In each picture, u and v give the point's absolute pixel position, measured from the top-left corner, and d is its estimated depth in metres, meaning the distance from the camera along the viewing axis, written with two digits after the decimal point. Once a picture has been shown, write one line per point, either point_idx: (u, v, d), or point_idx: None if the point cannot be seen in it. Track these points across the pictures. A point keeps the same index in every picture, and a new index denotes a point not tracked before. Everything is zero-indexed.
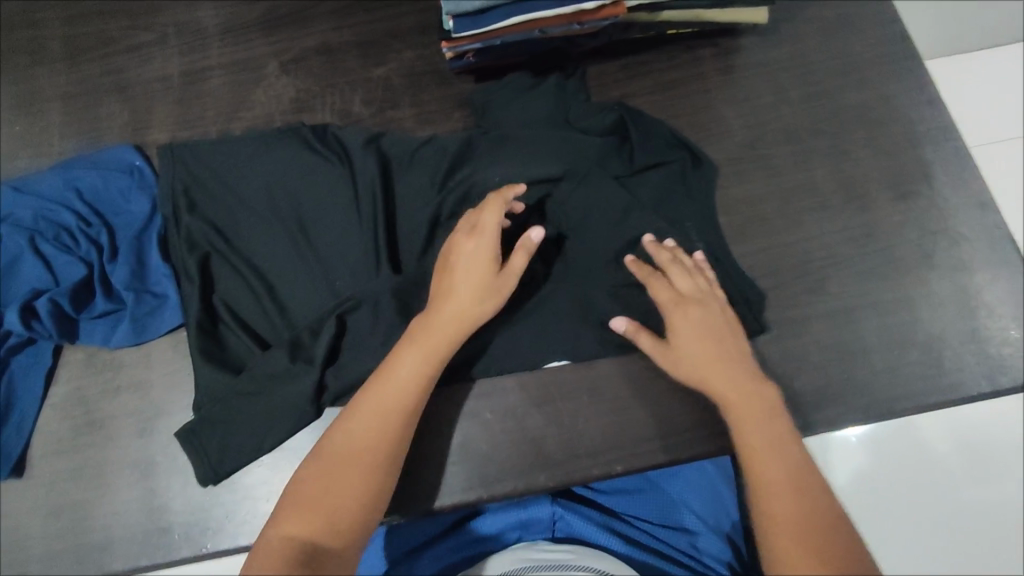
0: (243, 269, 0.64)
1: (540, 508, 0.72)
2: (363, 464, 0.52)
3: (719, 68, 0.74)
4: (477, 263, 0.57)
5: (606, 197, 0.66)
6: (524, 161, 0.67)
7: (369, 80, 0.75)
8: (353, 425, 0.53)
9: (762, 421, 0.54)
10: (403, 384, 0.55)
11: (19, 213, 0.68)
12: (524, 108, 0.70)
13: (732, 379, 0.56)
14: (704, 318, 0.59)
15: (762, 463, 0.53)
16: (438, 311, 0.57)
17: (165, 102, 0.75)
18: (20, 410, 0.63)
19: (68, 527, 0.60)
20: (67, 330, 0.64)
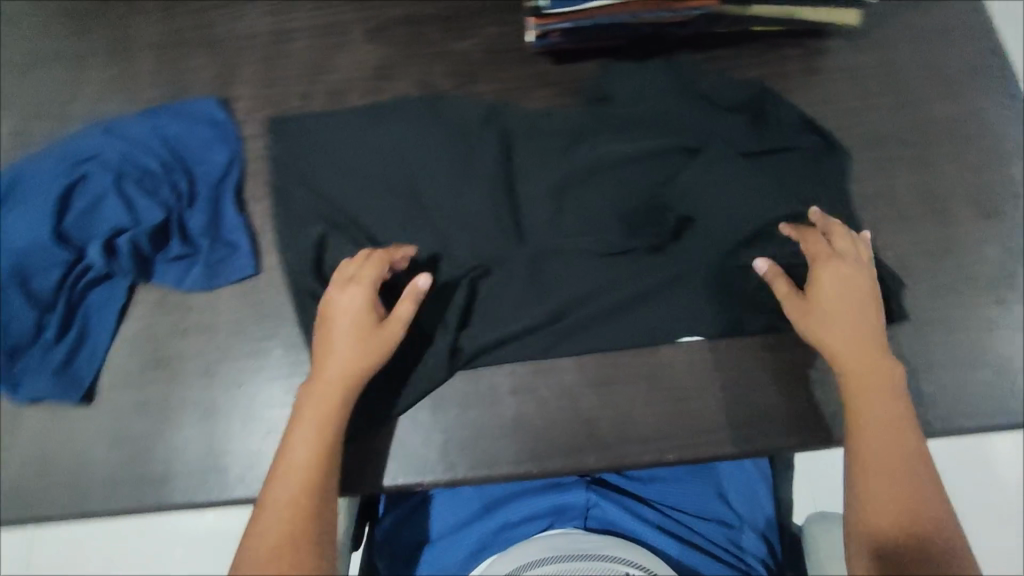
0: (356, 224, 0.68)
1: (574, 494, 0.73)
2: (296, 516, 0.51)
3: (805, 67, 0.73)
4: (353, 321, 0.58)
5: (739, 172, 0.66)
6: (648, 140, 0.68)
7: (450, 53, 0.76)
8: (279, 485, 0.52)
9: (885, 395, 0.54)
10: (315, 434, 0.54)
11: (104, 154, 0.70)
12: (646, 86, 0.71)
13: (867, 347, 0.56)
14: (848, 280, 0.58)
15: (876, 438, 0.52)
16: (325, 364, 0.57)
17: (251, 59, 0.77)
18: (92, 341, 0.65)
19: (130, 457, 0.62)
20: (143, 269, 0.66)
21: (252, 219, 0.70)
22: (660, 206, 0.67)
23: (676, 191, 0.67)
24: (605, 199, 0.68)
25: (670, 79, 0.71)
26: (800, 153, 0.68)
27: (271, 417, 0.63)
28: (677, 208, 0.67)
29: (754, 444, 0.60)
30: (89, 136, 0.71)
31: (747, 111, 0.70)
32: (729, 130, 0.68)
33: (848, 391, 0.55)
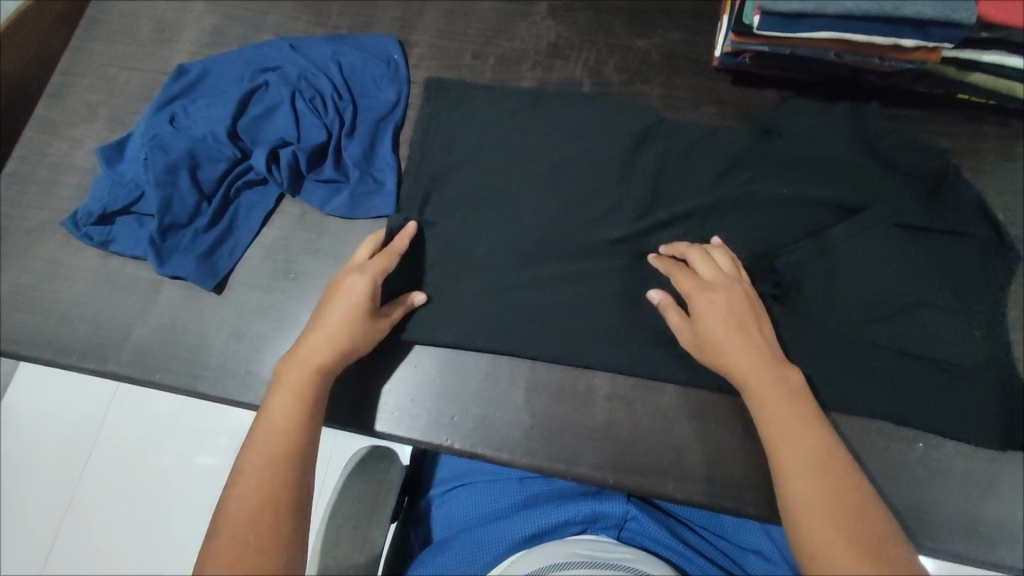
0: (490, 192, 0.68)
1: (613, 503, 0.69)
2: (269, 470, 0.47)
3: (1003, 152, 0.67)
4: (352, 298, 0.57)
5: (890, 246, 0.61)
6: (807, 187, 0.64)
7: (628, 48, 0.75)
8: (253, 448, 0.49)
9: (784, 406, 0.51)
10: (287, 403, 0.52)
11: (288, 68, 0.74)
12: (815, 126, 0.67)
13: (752, 363, 0.53)
14: (729, 305, 0.56)
15: (804, 451, 0.48)
16: (301, 349, 0.55)
17: (436, 9, 0.78)
18: (236, 237, 0.69)
19: (242, 351, 0.66)
20: (295, 184, 0.70)
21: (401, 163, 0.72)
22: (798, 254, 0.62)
23: (821, 244, 0.62)
24: (748, 234, 0.64)
25: (851, 131, 0.66)
26: (972, 242, 0.62)
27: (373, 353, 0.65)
28: (817, 263, 0.62)
29: None
30: (278, 48, 0.75)
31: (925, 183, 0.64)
32: (898, 197, 0.63)
33: (760, 409, 0.52)
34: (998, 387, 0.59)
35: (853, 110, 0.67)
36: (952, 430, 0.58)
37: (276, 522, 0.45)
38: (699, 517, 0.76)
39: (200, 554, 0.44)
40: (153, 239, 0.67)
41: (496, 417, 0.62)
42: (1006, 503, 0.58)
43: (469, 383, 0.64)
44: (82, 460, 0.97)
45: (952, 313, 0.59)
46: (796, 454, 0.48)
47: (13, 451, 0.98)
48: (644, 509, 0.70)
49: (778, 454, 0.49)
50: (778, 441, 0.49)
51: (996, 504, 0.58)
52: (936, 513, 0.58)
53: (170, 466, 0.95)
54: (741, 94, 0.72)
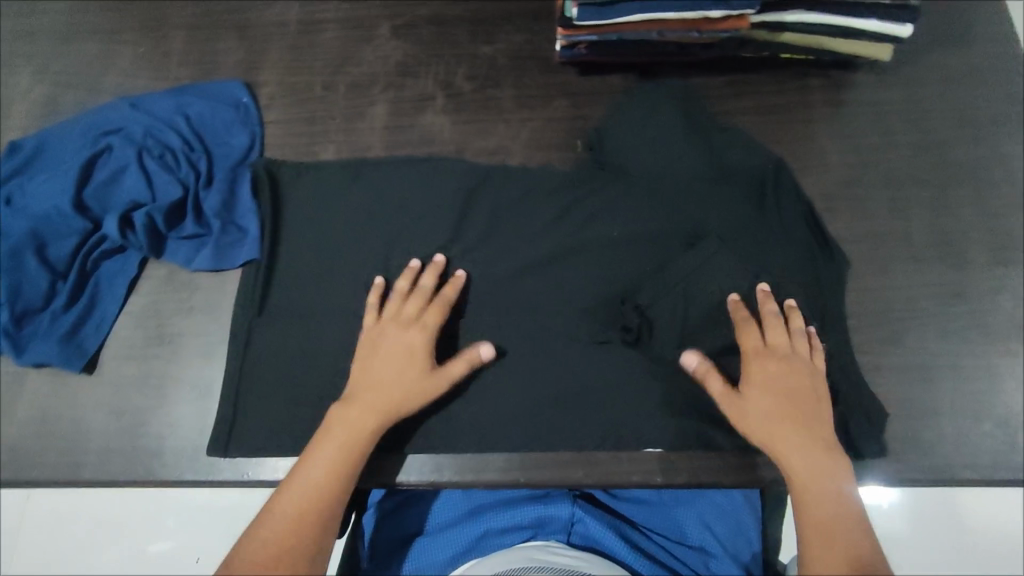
0: (358, 219, 0.68)
1: (561, 508, 0.67)
2: (292, 542, 0.50)
3: (828, 99, 0.73)
4: (414, 356, 0.60)
5: (720, 261, 0.65)
6: (642, 215, 0.68)
7: (475, 56, 0.76)
8: (272, 520, 0.51)
9: (822, 485, 0.52)
10: (325, 475, 0.54)
11: (131, 128, 0.71)
12: (653, 132, 0.70)
13: (801, 441, 0.54)
14: (785, 377, 0.57)
15: (836, 538, 0.49)
16: (355, 395, 0.58)
17: (279, 46, 0.78)
18: (101, 311, 0.66)
19: (126, 429, 0.63)
20: (156, 245, 0.67)
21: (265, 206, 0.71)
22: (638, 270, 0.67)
23: (665, 270, 0.65)
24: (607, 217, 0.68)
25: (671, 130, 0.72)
26: (800, 246, 0.66)
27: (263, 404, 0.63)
28: (666, 296, 0.64)
29: (741, 478, 0.62)
30: (116, 108, 0.73)
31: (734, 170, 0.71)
32: (725, 190, 0.67)
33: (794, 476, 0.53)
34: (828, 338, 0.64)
35: (686, 110, 0.70)
36: None
37: None
38: (649, 507, 0.72)
39: None
40: (6, 329, 0.63)
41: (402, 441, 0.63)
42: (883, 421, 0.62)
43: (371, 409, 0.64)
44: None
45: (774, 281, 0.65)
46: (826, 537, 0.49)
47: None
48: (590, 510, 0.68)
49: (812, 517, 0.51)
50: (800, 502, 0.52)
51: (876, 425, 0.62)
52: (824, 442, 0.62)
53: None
54: (588, 83, 0.74)
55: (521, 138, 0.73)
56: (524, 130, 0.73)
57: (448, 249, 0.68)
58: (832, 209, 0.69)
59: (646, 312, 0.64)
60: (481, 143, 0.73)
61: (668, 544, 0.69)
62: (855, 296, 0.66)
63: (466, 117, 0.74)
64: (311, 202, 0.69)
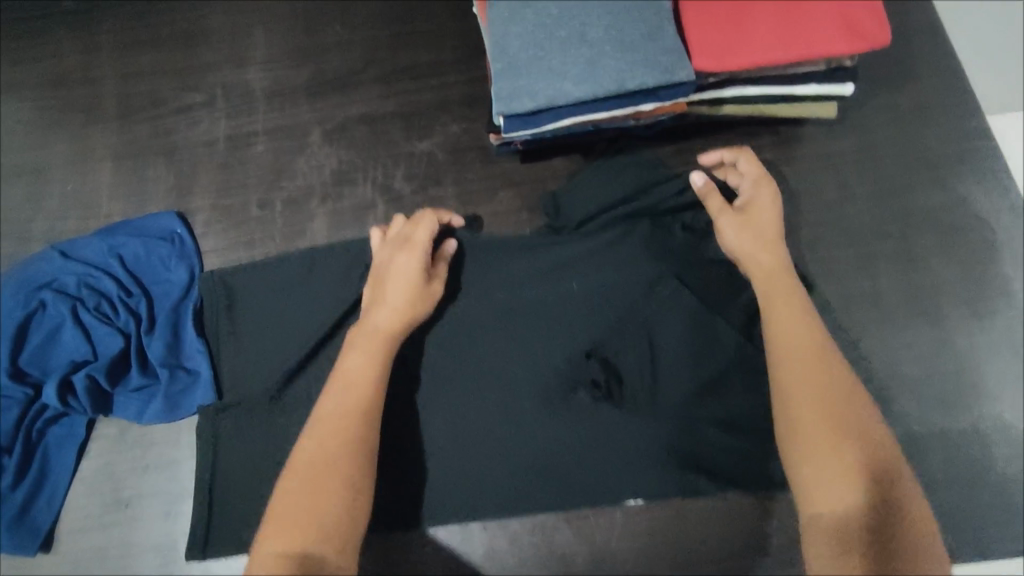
0: (302, 337, 0.65)
1: None
2: (346, 445, 0.50)
3: (780, 158, 0.70)
4: (409, 270, 0.59)
5: (681, 305, 0.62)
6: (596, 277, 0.64)
7: (412, 153, 0.74)
8: (313, 435, 0.51)
9: (806, 335, 0.52)
10: (363, 385, 0.53)
11: (64, 279, 0.68)
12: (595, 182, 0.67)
13: (782, 278, 0.56)
14: (770, 209, 0.60)
15: (822, 382, 0.49)
16: (365, 329, 0.57)
17: (209, 166, 0.75)
18: (52, 484, 0.63)
19: None
20: (101, 404, 0.64)
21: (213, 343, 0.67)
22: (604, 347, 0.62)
23: (627, 326, 0.62)
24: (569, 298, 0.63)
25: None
26: None
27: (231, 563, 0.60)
28: (633, 351, 0.61)
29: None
30: (46, 259, 0.69)
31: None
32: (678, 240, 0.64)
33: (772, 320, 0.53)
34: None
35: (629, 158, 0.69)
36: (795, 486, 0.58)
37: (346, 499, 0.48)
38: None
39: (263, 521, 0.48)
40: None
41: None
42: None
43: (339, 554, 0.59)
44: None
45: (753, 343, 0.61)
46: (812, 386, 0.49)
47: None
48: None
49: (784, 374, 0.50)
50: (782, 324, 0.53)
51: None
52: None
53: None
54: (531, 170, 0.72)
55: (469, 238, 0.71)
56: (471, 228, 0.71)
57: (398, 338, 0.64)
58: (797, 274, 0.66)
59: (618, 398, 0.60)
60: None
61: None
62: None
63: None
64: (255, 329, 0.66)
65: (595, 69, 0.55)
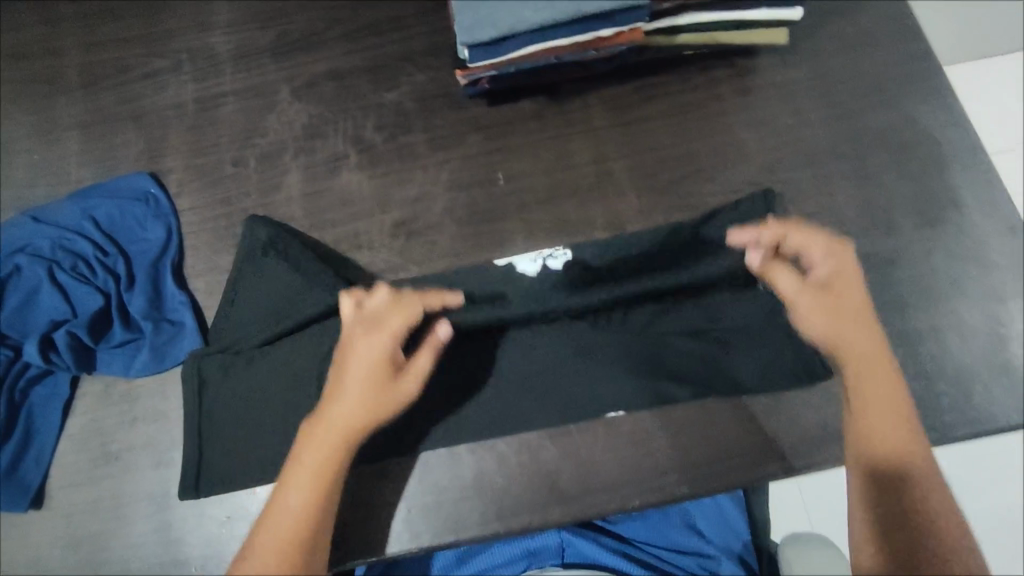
0: (287, 284, 0.67)
1: (546, 537, 0.73)
2: (297, 528, 0.53)
3: (737, 88, 0.73)
4: (370, 365, 0.57)
5: (646, 235, 0.68)
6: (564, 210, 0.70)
7: (381, 105, 0.75)
8: (278, 508, 0.54)
9: (886, 389, 0.57)
10: (316, 473, 0.54)
11: (38, 243, 0.69)
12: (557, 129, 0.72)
13: (860, 334, 0.59)
14: (845, 306, 0.59)
15: (892, 432, 0.56)
16: (326, 422, 0.56)
17: (179, 128, 0.75)
18: (39, 442, 0.63)
19: (87, 560, 0.60)
20: (84, 360, 0.65)
21: (196, 296, 0.69)
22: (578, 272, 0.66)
23: (595, 254, 0.67)
24: (535, 230, 0.69)
25: (589, 148, 0.72)
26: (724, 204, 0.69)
27: (226, 499, 0.62)
28: (602, 274, 0.66)
29: (720, 483, 0.60)
30: (17, 224, 0.69)
31: (657, 175, 0.70)
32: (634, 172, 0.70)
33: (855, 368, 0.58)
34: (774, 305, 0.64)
35: (587, 100, 0.73)
36: (759, 387, 0.62)
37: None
38: (636, 520, 0.77)
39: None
40: None
41: (367, 511, 0.60)
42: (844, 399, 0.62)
43: None
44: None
45: (718, 260, 0.65)
46: (886, 427, 0.56)
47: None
48: (580, 534, 0.73)
49: (858, 405, 0.57)
50: (853, 364, 0.58)
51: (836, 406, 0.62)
52: (790, 433, 0.61)
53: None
54: (498, 113, 0.73)
55: (442, 181, 0.71)
56: (443, 172, 0.71)
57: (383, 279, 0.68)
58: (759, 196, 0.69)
59: (588, 318, 0.65)
60: (402, 193, 0.71)
61: (661, 552, 0.75)
62: None
63: (383, 169, 0.72)
64: (240, 277, 0.68)
65: None
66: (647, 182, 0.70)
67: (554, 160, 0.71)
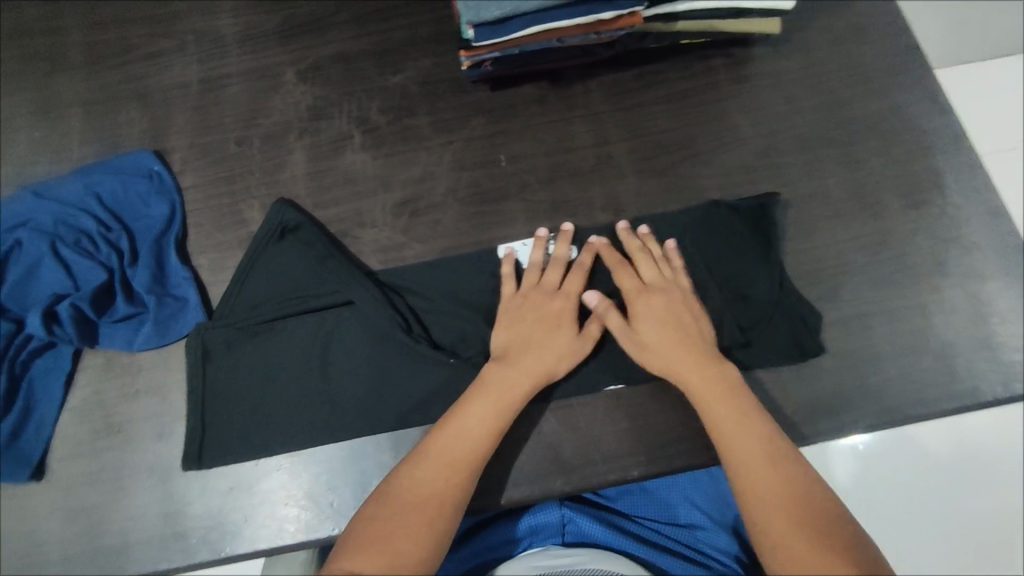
0: (296, 269, 0.67)
1: (548, 513, 0.74)
2: (458, 468, 0.55)
3: (732, 77, 0.75)
4: (561, 320, 0.62)
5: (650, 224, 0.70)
6: (565, 193, 0.71)
7: (386, 88, 0.76)
8: (445, 442, 0.56)
9: (728, 405, 0.57)
10: (484, 420, 0.57)
11: (40, 218, 0.69)
12: (557, 115, 0.74)
13: (692, 360, 0.60)
14: (665, 304, 0.63)
15: (769, 477, 0.53)
16: (519, 366, 0.60)
17: (183, 108, 0.76)
18: (40, 414, 0.63)
19: (86, 531, 0.60)
20: (87, 334, 0.65)
21: (199, 272, 0.69)
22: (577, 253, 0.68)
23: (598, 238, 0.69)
24: (537, 211, 0.70)
25: (588, 132, 0.73)
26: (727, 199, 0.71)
27: (231, 474, 0.62)
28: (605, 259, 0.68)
29: (717, 454, 0.61)
30: (20, 200, 0.70)
31: (655, 158, 0.72)
32: (634, 156, 0.72)
33: (700, 395, 0.59)
34: (755, 286, 0.67)
35: (588, 87, 0.75)
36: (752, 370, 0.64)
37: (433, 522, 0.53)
38: (634, 496, 0.79)
39: (370, 502, 0.55)
40: None
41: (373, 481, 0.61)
42: (833, 375, 0.64)
43: (332, 460, 0.62)
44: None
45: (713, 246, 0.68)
46: (763, 473, 0.54)
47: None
48: (580, 510, 0.74)
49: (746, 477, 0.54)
50: (721, 430, 0.57)
51: (827, 381, 0.64)
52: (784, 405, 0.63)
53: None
54: (501, 97, 0.75)
55: (445, 162, 0.72)
56: (447, 153, 0.73)
57: (388, 258, 0.69)
58: (753, 179, 0.72)
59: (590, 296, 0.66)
60: (405, 173, 0.72)
61: (659, 526, 0.76)
62: (788, 260, 0.68)
63: (387, 150, 0.73)
64: (245, 260, 0.67)
65: None
66: (645, 166, 0.72)
67: (554, 143, 0.73)
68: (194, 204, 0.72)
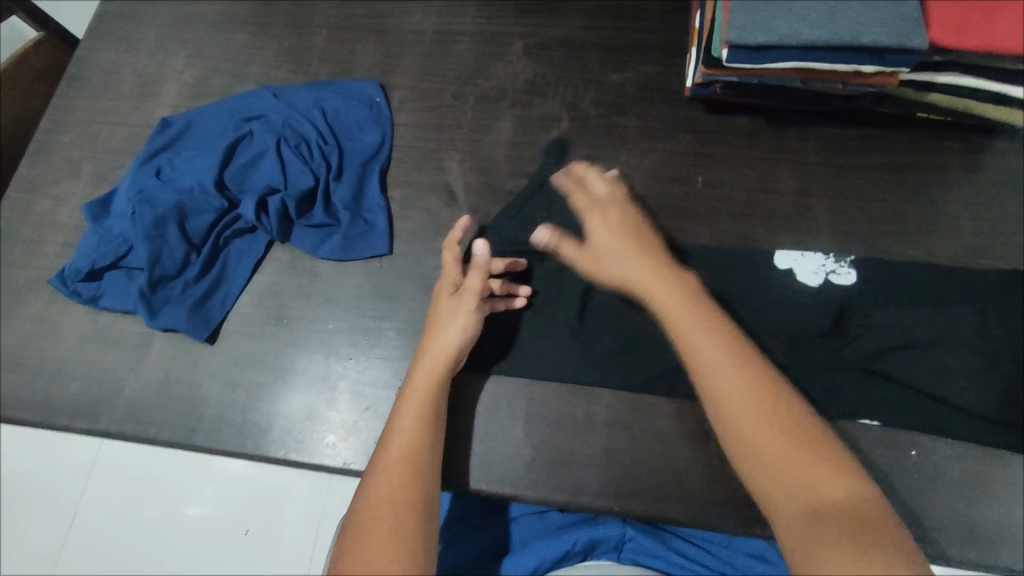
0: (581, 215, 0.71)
1: (610, 527, 0.71)
2: (408, 463, 0.52)
3: (964, 164, 0.71)
4: (443, 298, 0.62)
5: (898, 281, 0.66)
6: (754, 230, 0.70)
7: (603, 82, 0.77)
8: (392, 440, 0.54)
9: (693, 318, 0.53)
10: (417, 409, 0.56)
11: (271, 116, 0.75)
12: (768, 153, 0.73)
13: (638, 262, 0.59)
14: (616, 215, 0.63)
15: (729, 399, 0.48)
16: (429, 355, 0.59)
17: (414, 52, 0.81)
18: (227, 287, 0.69)
19: (238, 401, 0.65)
20: (285, 230, 0.70)
21: (391, 204, 0.73)
22: (855, 279, 0.66)
23: (781, 283, 0.66)
24: (722, 241, 0.69)
25: (795, 178, 0.71)
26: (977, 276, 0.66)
27: (372, 396, 0.65)
28: (783, 308, 0.65)
29: None
30: (261, 97, 0.77)
31: (858, 223, 0.69)
32: (837, 214, 0.70)
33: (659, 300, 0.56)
34: (957, 382, 0.61)
35: (807, 134, 0.73)
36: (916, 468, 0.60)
37: (396, 522, 0.49)
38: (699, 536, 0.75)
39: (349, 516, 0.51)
40: (143, 292, 0.67)
41: (499, 446, 0.63)
42: (1002, 503, 0.58)
43: (467, 410, 0.64)
44: (74, 508, 1.01)
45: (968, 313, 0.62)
46: (726, 395, 0.49)
47: (13, 501, 1.02)
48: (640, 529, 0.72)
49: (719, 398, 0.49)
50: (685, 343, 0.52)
51: (993, 506, 0.58)
52: (937, 514, 0.58)
53: (164, 509, 1.00)
54: (714, 121, 0.74)
55: (643, 168, 0.73)
56: (647, 160, 0.73)
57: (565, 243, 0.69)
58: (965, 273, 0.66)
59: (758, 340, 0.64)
60: (602, 167, 0.73)
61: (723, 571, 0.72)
62: None
63: (590, 140, 0.74)
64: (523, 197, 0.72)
65: (834, 18, 0.58)
66: (846, 227, 0.69)
67: (756, 180, 0.72)
68: (402, 141, 0.76)
